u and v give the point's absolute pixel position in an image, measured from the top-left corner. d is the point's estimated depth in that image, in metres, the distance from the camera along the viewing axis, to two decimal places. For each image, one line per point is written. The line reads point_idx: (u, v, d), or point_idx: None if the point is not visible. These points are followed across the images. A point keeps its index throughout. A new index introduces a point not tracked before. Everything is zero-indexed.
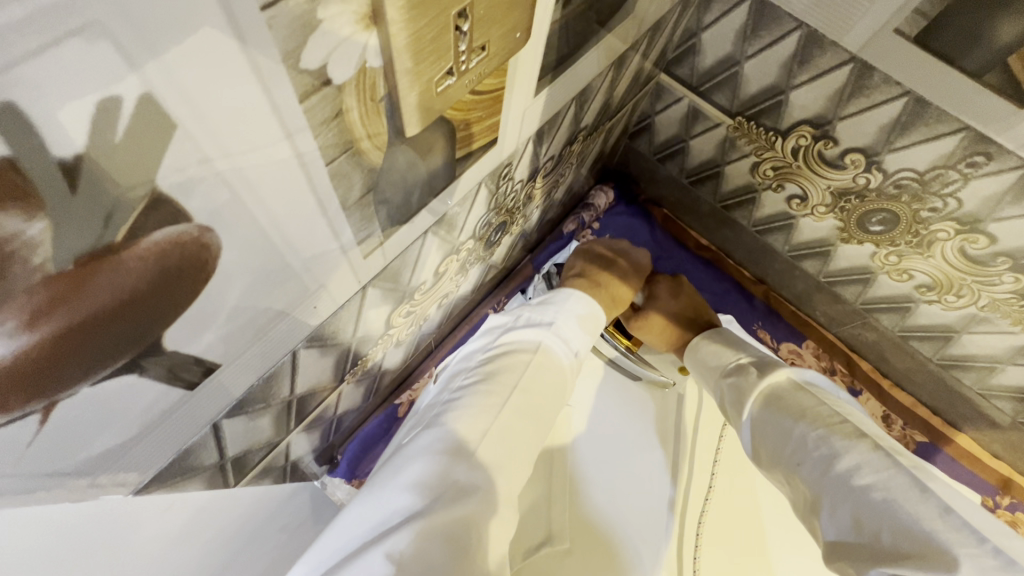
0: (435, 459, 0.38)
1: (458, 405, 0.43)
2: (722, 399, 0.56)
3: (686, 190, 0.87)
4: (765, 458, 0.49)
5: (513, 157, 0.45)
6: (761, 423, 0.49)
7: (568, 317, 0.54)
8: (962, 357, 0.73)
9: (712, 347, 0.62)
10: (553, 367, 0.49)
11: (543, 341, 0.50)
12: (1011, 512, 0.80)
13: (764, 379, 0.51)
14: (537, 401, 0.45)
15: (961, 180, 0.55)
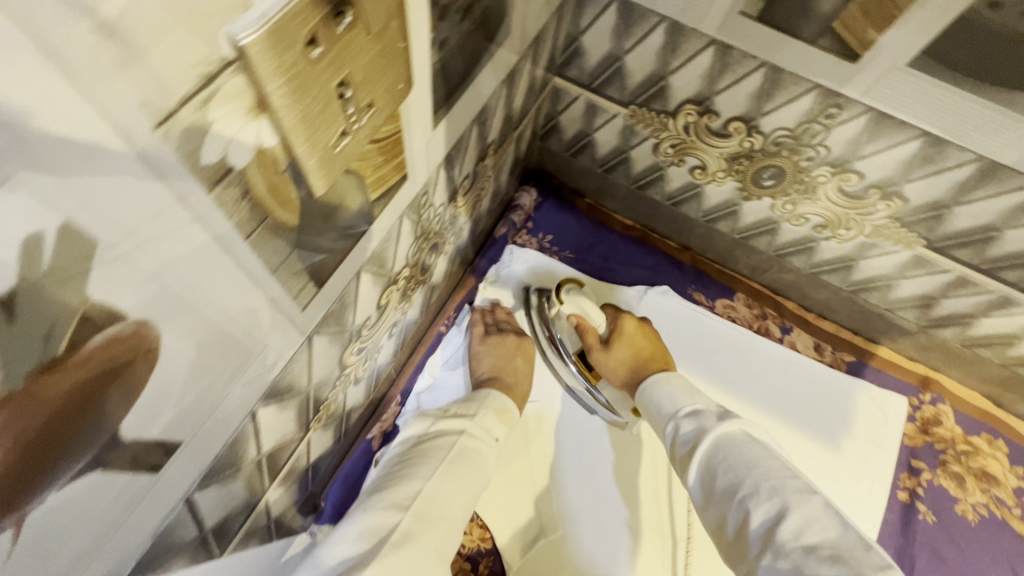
0: (378, 518, 0.47)
1: (394, 481, 0.52)
2: (675, 436, 0.55)
3: (602, 178, 0.92)
4: (707, 503, 0.49)
5: (427, 185, 0.48)
6: (711, 466, 0.49)
7: (488, 412, 0.62)
8: (865, 280, 0.82)
9: (672, 388, 0.61)
10: (479, 452, 0.57)
11: (470, 428, 0.59)
12: (933, 406, 0.90)
13: (718, 428, 0.51)
14: (467, 472, 0.54)
15: (825, 130, 0.64)
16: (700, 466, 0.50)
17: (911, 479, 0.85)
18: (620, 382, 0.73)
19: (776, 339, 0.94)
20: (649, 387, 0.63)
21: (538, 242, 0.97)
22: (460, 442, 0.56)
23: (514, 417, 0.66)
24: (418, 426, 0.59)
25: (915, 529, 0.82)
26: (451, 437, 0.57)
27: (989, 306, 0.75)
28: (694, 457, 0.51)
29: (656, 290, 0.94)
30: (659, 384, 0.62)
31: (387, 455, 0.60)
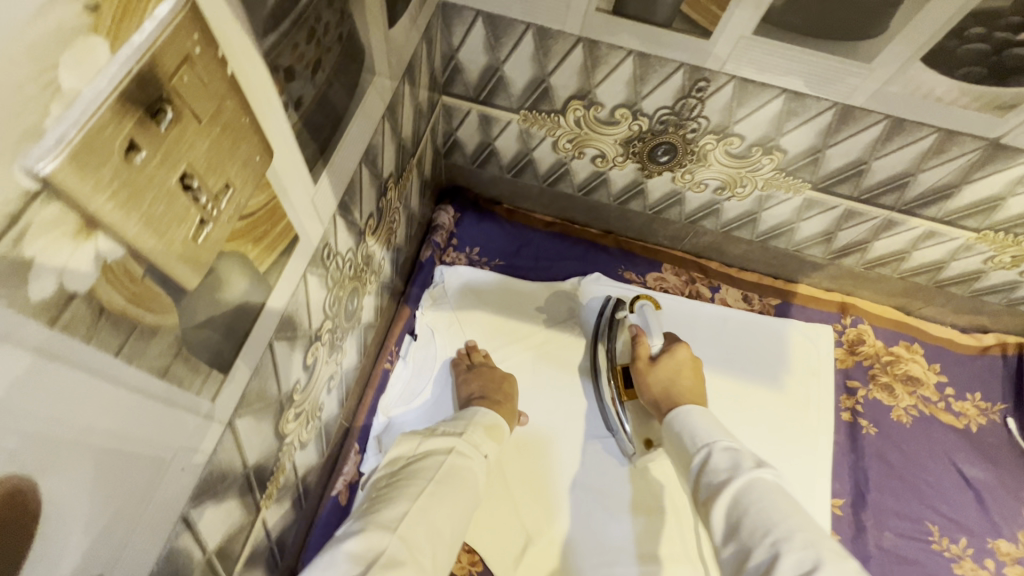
0: (370, 538, 0.47)
1: (380, 504, 0.51)
2: (700, 468, 0.55)
3: (513, 183, 0.93)
4: (727, 539, 0.49)
5: (326, 237, 0.47)
6: (738, 503, 0.49)
7: (477, 428, 0.63)
8: (771, 229, 0.88)
9: (705, 420, 0.61)
10: (468, 470, 0.57)
11: (460, 445, 0.59)
12: (855, 327, 0.98)
13: (750, 469, 0.52)
14: (456, 488, 0.54)
15: (700, 102, 0.67)
16: (726, 497, 0.50)
17: (850, 399, 0.92)
18: (649, 399, 0.74)
19: (708, 299, 0.99)
20: (682, 415, 0.63)
21: (467, 257, 0.97)
22: (451, 458, 0.57)
23: (501, 437, 0.66)
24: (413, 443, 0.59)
25: (862, 443, 0.88)
26: (440, 457, 0.57)
27: (879, 230, 0.82)
28: (724, 485, 0.51)
29: (589, 278, 0.96)
30: (692, 408, 0.64)
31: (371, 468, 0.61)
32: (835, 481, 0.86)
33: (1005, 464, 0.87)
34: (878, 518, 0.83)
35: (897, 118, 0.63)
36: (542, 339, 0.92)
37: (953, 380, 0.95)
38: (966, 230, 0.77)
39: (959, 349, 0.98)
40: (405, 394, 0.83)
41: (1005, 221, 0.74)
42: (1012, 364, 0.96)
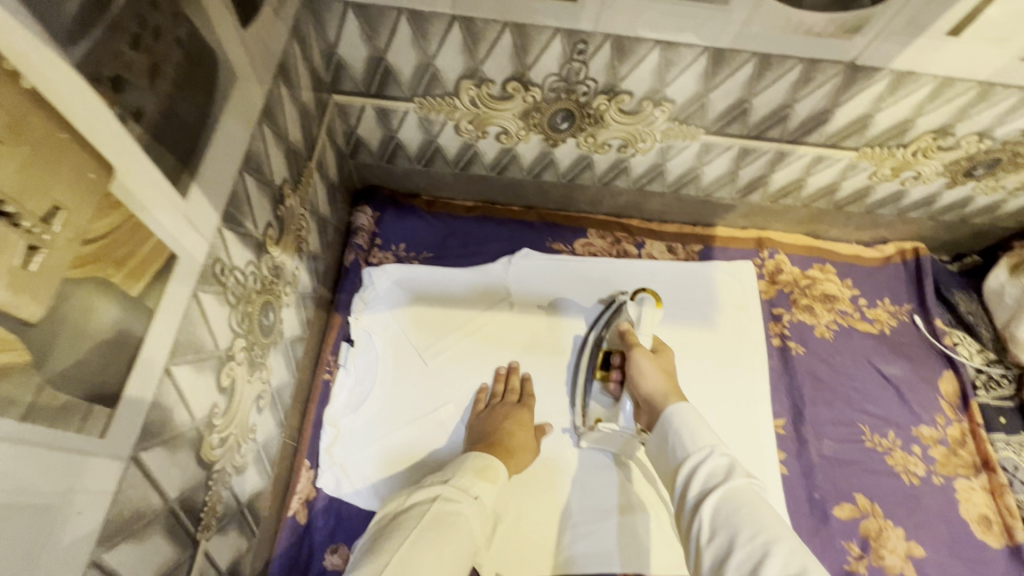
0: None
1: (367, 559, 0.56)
2: (691, 473, 0.58)
3: (426, 173, 0.92)
4: (713, 537, 0.52)
5: (215, 252, 0.46)
6: (730, 502, 0.53)
7: (466, 473, 0.67)
8: (679, 180, 0.91)
9: (695, 421, 0.63)
10: (457, 515, 0.61)
11: (444, 492, 0.64)
12: (773, 259, 1.03)
13: (737, 477, 0.55)
14: (440, 531, 0.58)
15: (584, 64, 0.69)
16: (716, 505, 0.53)
17: (777, 325, 0.98)
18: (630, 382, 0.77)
19: (635, 256, 1.02)
20: (678, 412, 0.65)
21: (394, 255, 0.96)
22: (434, 509, 0.61)
23: (499, 475, 0.70)
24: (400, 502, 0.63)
25: (793, 363, 0.94)
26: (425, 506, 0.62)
27: (774, 164, 0.87)
28: (717, 494, 0.54)
29: (519, 255, 0.97)
30: (682, 406, 0.66)
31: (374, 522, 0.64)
32: (774, 404, 0.92)
33: (917, 358, 0.95)
34: (817, 428, 0.89)
35: (763, 55, 0.67)
36: (482, 322, 0.93)
37: (864, 292, 1.02)
38: (848, 151, 0.83)
39: (865, 262, 1.05)
40: (353, 401, 0.83)
41: (878, 136, 0.80)
42: (913, 267, 1.04)
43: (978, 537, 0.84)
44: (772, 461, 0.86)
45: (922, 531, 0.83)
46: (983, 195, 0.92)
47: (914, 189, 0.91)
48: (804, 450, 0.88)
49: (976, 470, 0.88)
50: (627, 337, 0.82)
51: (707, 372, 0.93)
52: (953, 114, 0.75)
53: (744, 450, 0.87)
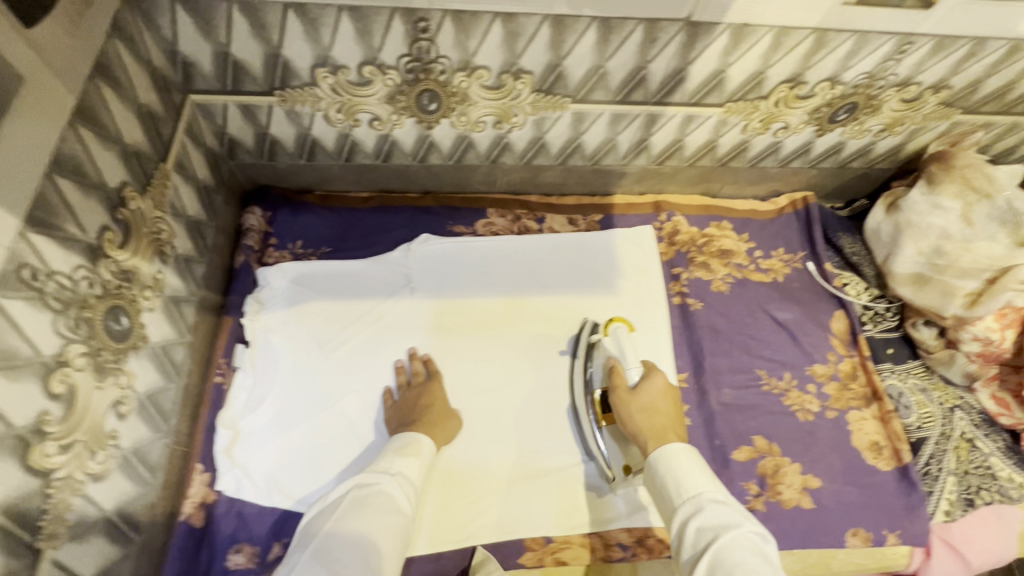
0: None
1: (318, 522, 0.63)
2: (684, 527, 0.62)
3: (311, 167, 0.92)
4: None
5: (17, 257, 0.45)
6: (720, 560, 0.56)
7: (389, 453, 0.72)
8: (563, 151, 0.93)
9: (680, 467, 0.66)
10: (377, 494, 0.66)
11: (372, 471, 0.69)
12: (671, 221, 1.06)
13: (726, 530, 0.58)
14: (374, 494, 0.65)
15: (431, 42, 0.70)
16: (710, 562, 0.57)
17: (677, 284, 1.01)
18: (631, 426, 0.75)
19: (537, 231, 1.03)
20: (671, 456, 0.68)
21: (291, 253, 0.95)
22: (365, 479, 0.67)
23: (425, 447, 0.75)
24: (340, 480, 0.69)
25: (693, 318, 0.97)
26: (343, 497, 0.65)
27: (648, 127, 0.89)
28: (710, 550, 0.58)
29: (418, 240, 0.98)
30: (682, 454, 0.68)
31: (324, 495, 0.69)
32: (677, 359, 0.94)
33: (808, 301, 0.99)
34: (716, 378, 0.92)
35: (602, 19, 0.68)
36: (385, 310, 0.93)
37: (758, 244, 1.06)
38: (713, 107, 0.85)
39: (760, 215, 1.09)
40: (251, 402, 0.82)
41: (737, 90, 0.82)
42: (803, 216, 1.08)
43: (870, 463, 0.88)
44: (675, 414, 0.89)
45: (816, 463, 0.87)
46: (853, 139, 0.96)
47: (787, 139, 0.95)
48: (706, 400, 0.91)
49: (867, 401, 0.92)
50: (614, 376, 0.81)
51: None
52: (799, 62, 0.78)
53: None
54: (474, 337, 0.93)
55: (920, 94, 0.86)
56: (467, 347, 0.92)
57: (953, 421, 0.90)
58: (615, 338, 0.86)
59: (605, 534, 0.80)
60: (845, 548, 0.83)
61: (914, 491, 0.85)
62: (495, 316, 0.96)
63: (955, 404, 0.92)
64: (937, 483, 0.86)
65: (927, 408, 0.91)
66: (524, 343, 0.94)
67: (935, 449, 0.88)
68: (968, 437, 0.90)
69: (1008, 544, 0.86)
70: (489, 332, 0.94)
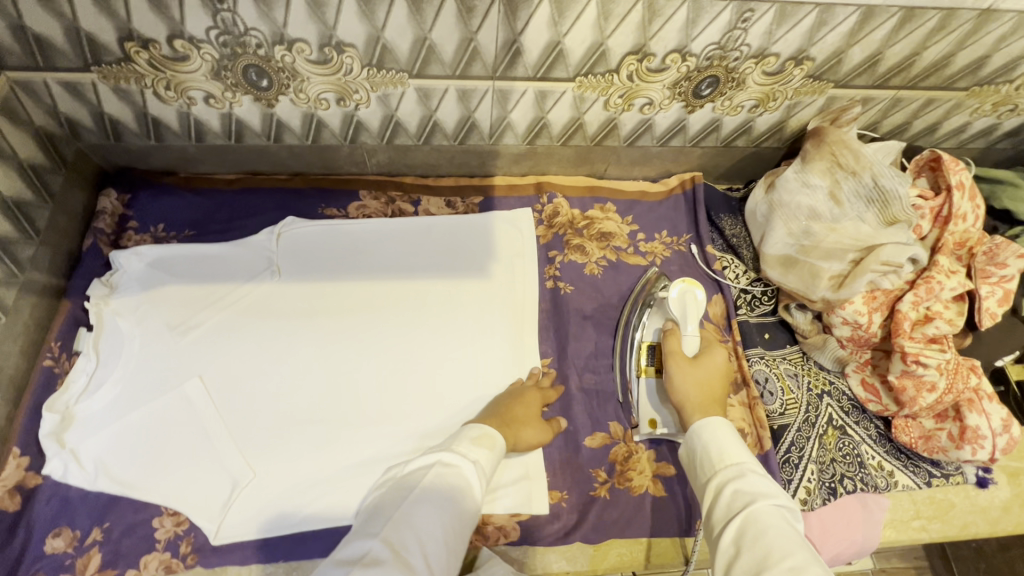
0: (357, 546, 0.57)
1: (381, 510, 0.61)
2: (723, 488, 0.61)
3: (163, 148, 0.90)
4: (738, 555, 0.54)
5: None
6: (755, 523, 0.55)
7: (466, 438, 0.70)
8: (422, 130, 0.90)
9: (729, 438, 0.65)
10: (456, 475, 0.64)
11: (446, 456, 0.66)
12: (552, 202, 1.03)
13: (767, 499, 0.57)
14: (440, 490, 0.62)
15: (234, 14, 0.67)
16: (748, 525, 0.55)
17: (551, 268, 0.98)
18: (674, 391, 0.75)
19: (412, 214, 1.01)
20: (720, 429, 0.66)
21: (152, 236, 0.93)
22: (431, 468, 0.64)
23: (500, 444, 0.72)
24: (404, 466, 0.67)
25: (563, 302, 0.95)
26: (426, 467, 0.65)
27: (502, 103, 0.86)
28: (748, 513, 0.56)
29: (284, 223, 0.96)
30: (726, 432, 0.66)
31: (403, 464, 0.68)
32: (541, 343, 0.92)
33: None
34: (579, 363, 0.90)
35: None
36: (241, 294, 0.91)
37: (642, 226, 1.03)
38: (564, 82, 0.82)
39: (648, 196, 1.06)
40: (89, 386, 0.81)
41: (583, 63, 0.79)
42: (691, 197, 1.05)
43: None
44: None
45: (672, 450, 0.84)
46: (728, 116, 0.93)
47: (657, 116, 0.91)
48: (566, 385, 0.89)
49: (736, 386, 0.89)
50: (669, 338, 0.81)
51: (474, 320, 0.93)
52: (637, 33, 0.75)
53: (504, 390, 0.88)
54: (334, 320, 0.91)
55: (783, 67, 0.82)
56: (325, 330, 0.90)
57: (819, 407, 0.87)
58: (693, 297, 0.80)
59: None
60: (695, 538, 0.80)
61: (772, 480, 0.83)
62: (357, 300, 0.93)
63: (824, 390, 0.89)
64: (796, 471, 0.84)
65: (793, 395, 0.88)
66: (388, 326, 0.92)
67: (797, 436, 0.85)
68: (836, 424, 0.87)
69: (870, 534, 0.83)
70: (350, 316, 0.91)
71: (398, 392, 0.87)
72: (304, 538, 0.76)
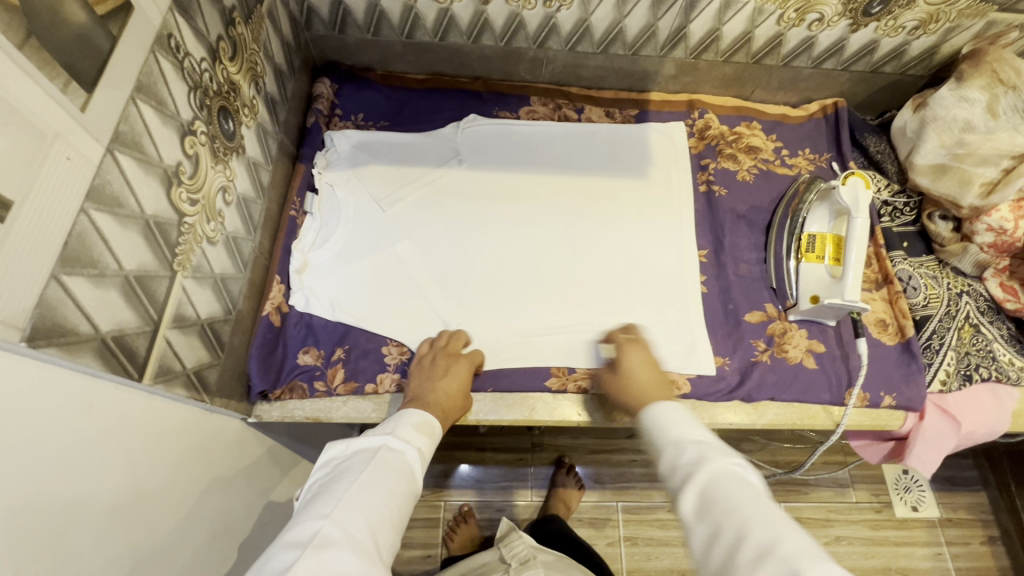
0: (307, 527, 0.53)
1: (320, 498, 0.57)
2: (672, 464, 0.58)
3: (375, 43, 1.03)
4: (696, 524, 0.53)
5: (168, 28, 0.56)
6: (705, 494, 0.53)
7: (408, 423, 0.68)
8: (605, 35, 1.01)
9: (672, 418, 0.63)
10: (402, 460, 0.63)
11: (390, 441, 0.64)
12: (703, 118, 1.10)
13: (708, 466, 0.55)
14: (388, 474, 0.60)
15: None
16: (699, 494, 0.54)
17: (705, 174, 1.07)
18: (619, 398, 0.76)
19: (576, 120, 1.11)
20: (656, 410, 0.66)
21: (354, 123, 1.05)
22: (382, 453, 0.62)
23: (438, 426, 0.72)
24: (338, 450, 0.63)
25: (717, 203, 1.04)
26: (372, 452, 0.62)
27: (687, 12, 0.95)
28: (694, 483, 0.54)
29: (468, 119, 1.07)
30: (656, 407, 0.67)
31: (333, 447, 0.64)
32: (698, 238, 1.02)
33: None
34: (734, 254, 1.00)
35: None
36: (434, 176, 1.02)
37: (787, 144, 1.11)
38: None
39: (791, 118, 1.13)
40: (318, 239, 0.94)
41: None
42: (832, 120, 1.12)
43: (874, 336, 0.94)
44: (693, 282, 0.97)
45: (822, 330, 0.94)
46: (887, 38, 1.00)
47: (821, 34, 1.00)
48: (724, 271, 0.99)
49: (877, 285, 0.98)
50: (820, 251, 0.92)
51: (637, 213, 1.03)
52: None
53: (669, 271, 0.98)
54: (514, 204, 1.02)
55: None
56: (507, 212, 1.01)
57: (959, 304, 0.96)
58: (856, 189, 0.88)
59: None
60: (846, 407, 0.89)
61: (914, 361, 0.91)
62: (530, 188, 1.04)
63: (963, 290, 0.98)
64: (937, 355, 0.93)
65: (935, 291, 0.97)
66: (562, 213, 1.02)
67: (939, 326, 0.94)
68: (973, 321, 0.96)
69: (1000, 418, 0.91)
70: (525, 202, 1.02)
71: (574, 267, 0.98)
72: (508, 374, 0.88)
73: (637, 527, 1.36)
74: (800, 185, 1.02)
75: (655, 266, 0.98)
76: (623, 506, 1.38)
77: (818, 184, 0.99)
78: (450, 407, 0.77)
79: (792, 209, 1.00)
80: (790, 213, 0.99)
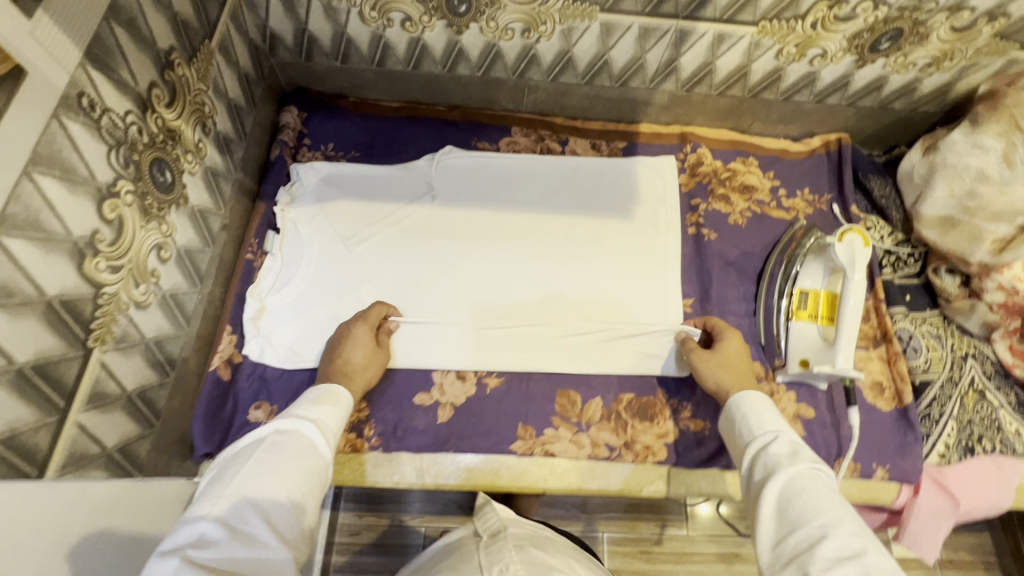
0: (182, 531, 0.47)
1: (202, 501, 0.51)
2: (761, 449, 0.61)
3: (345, 70, 0.97)
4: (773, 512, 0.54)
5: (81, 86, 0.51)
6: (792, 485, 0.54)
7: (305, 402, 0.64)
8: (589, 67, 0.94)
9: (768, 408, 0.65)
10: (296, 440, 0.58)
11: (284, 423, 0.60)
12: (695, 152, 1.04)
13: (805, 462, 0.56)
14: (281, 456, 0.56)
15: None
16: (783, 484, 0.55)
17: (694, 216, 1.00)
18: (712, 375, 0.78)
19: (559, 152, 1.05)
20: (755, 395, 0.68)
21: (322, 154, 0.99)
22: (271, 439, 0.57)
23: (342, 396, 0.68)
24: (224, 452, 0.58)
25: (706, 248, 0.97)
26: (260, 441, 0.58)
27: (677, 45, 0.88)
28: (784, 471, 0.56)
29: (443, 150, 1.00)
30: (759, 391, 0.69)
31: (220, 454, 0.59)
32: (684, 285, 0.95)
33: None
34: (721, 306, 0.94)
35: None
36: (404, 215, 0.96)
37: (785, 183, 1.03)
38: (746, 26, 0.84)
39: (790, 155, 1.06)
40: (277, 282, 0.88)
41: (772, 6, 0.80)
42: (835, 157, 1.05)
43: (869, 402, 0.87)
44: None
45: (812, 394, 0.88)
46: (895, 74, 0.93)
47: (824, 69, 0.92)
48: None
49: (874, 342, 0.91)
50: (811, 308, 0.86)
51: (616, 257, 0.96)
52: None
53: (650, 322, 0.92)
54: (488, 245, 0.96)
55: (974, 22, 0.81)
56: (483, 252, 0.95)
57: (964, 368, 0.89)
58: (850, 245, 0.81)
59: (593, 434, 0.84)
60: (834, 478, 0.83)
61: (911, 430, 0.85)
62: (505, 226, 0.98)
63: (969, 353, 0.90)
64: (936, 427, 0.86)
65: (937, 353, 0.90)
66: (540, 253, 0.96)
67: (940, 392, 0.88)
68: (978, 387, 0.88)
69: (1004, 493, 0.83)
70: (500, 243, 0.96)
71: (550, 313, 0.92)
72: (472, 433, 0.83)
73: (624, 559, 1.31)
74: (796, 231, 0.96)
75: (637, 316, 0.92)
76: (610, 538, 1.32)
77: (816, 232, 0.92)
78: (355, 374, 0.77)
79: (784, 259, 0.94)
80: (784, 263, 0.93)
